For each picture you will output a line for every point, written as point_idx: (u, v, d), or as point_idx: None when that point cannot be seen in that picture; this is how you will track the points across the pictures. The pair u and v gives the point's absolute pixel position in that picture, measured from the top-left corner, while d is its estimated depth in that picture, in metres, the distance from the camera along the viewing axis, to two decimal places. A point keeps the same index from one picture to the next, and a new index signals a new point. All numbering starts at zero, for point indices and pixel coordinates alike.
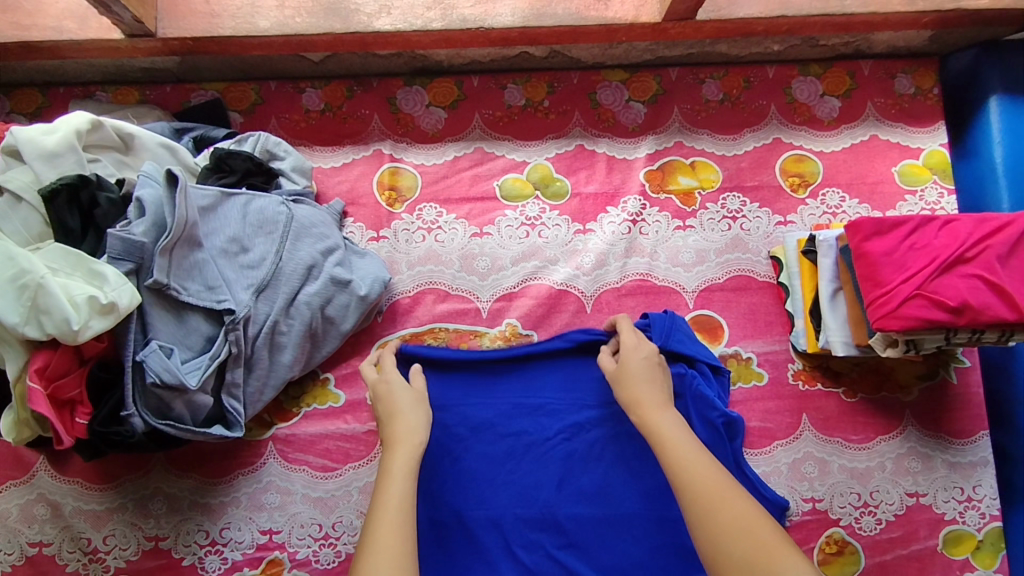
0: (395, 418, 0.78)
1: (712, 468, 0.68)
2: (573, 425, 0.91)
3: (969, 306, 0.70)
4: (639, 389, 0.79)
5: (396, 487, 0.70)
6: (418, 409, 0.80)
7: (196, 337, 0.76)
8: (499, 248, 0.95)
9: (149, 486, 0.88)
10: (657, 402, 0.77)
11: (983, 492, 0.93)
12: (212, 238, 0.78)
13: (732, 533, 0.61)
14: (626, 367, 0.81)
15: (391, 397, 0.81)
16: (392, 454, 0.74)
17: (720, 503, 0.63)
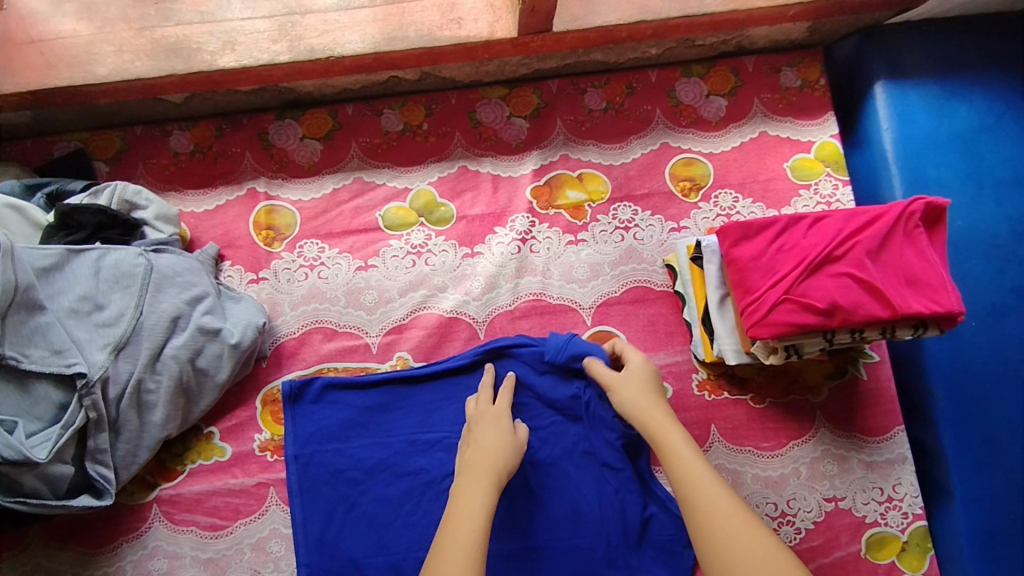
0: (487, 449, 0.78)
1: (721, 492, 0.70)
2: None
3: (839, 307, 0.67)
4: (649, 404, 0.79)
5: (469, 518, 0.70)
6: (508, 453, 0.79)
7: (45, 406, 0.73)
8: (385, 280, 0.92)
9: (28, 562, 0.83)
10: (669, 419, 0.78)
11: (904, 490, 0.89)
12: (59, 300, 0.75)
13: (750, 563, 0.63)
14: (630, 380, 0.82)
15: (493, 430, 0.81)
16: (468, 483, 0.74)
17: (736, 532, 0.66)
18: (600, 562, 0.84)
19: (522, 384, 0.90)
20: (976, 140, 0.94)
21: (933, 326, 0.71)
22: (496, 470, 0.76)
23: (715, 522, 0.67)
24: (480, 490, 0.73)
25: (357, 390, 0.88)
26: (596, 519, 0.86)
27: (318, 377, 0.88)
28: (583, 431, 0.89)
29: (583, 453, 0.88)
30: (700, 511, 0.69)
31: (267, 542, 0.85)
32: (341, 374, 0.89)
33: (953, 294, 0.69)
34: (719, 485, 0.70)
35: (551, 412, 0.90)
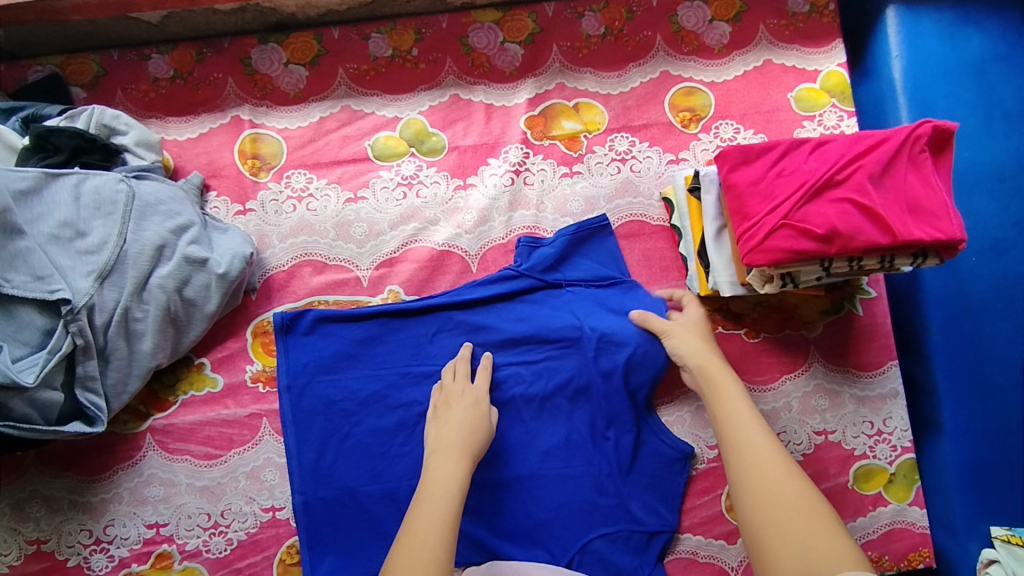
0: (462, 426, 0.79)
1: (767, 441, 0.69)
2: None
3: (838, 233, 0.65)
4: (706, 355, 0.80)
5: (440, 489, 0.71)
6: (479, 430, 0.80)
7: (31, 331, 0.72)
8: (375, 213, 0.90)
9: (24, 489, 0.84)
10: (723, 369, 0.78)
11: (894, 424, 0.90)
12: (40, 225, 0.74)
13: (786, 512, 0.62)
14: (690, 328, 0.83)
15: (470, 410, 0.81)
16: (441, 454, 0.76)
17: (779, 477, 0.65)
18: (590, 490, 0.86)
19: (517, 319, 0.89)
20: (988, 71, 0.90)
21: (933, 255, 0.70)
22: (472, 446, 0.78)
23: (758, 461, 0.67)
24: (457, 459, 0.75)
25: (350, 323, 0.88)
26: (590, 449, 0.87)
27: (309, 310, 0.87)
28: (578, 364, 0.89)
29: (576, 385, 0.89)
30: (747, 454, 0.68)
31: (261, 471, 0.86)
32: (331, 307, 0.88)
33: (955, 220, 0.68)
34: (766, 435, 0.70)
35: (545, 347, 0.89)
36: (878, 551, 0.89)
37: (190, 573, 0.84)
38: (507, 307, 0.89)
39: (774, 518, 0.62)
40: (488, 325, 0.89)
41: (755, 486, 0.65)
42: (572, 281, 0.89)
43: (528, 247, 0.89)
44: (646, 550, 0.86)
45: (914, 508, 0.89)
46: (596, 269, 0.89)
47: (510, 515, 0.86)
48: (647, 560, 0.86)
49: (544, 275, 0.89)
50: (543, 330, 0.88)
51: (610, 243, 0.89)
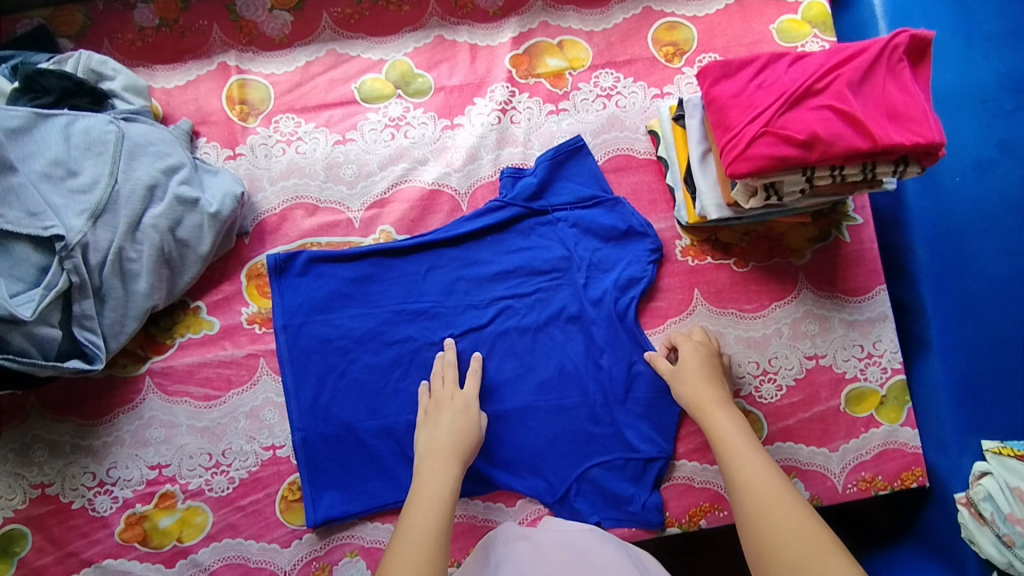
0: (453, 431, 0.79)
1: (764, 470, 0.71)
2: (462, 324, 0.89)
3: (819, 138, 0.66)
4: (699, 383, 0.81)
5: (430, 501, 0.72)
6: (469, 434, 0.80)
7: (26, 267, 0.73)
8: (364, 155, 0.91)
9: (27, 435, 0.85)
10: (717, 398, 0.79)
11: (883, 347, 0.92)
12: (31, 163, 0.74)
13: (785, 541, 0.64)
14: (688, 363, 0.84)
15: (460, 415, 0.81)
16: (434, 462, 0.76)
17: (773, 507, 0.67)
18: (585, 420, 0.88)
19: (509, 253, 0.91)
20: None
21: (914, 163, 0.72)
22: (462, 452, 0.78)
23: (753, 495, 0.69)
24: (449, 468, 0.75)
25: (343, 263, 0.89)
26: (585, 381, 0.88)
27: (302, 251, 0.88)
28: (570, 298, 0.90)
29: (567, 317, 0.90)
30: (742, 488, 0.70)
31: (261, 410, 0.87)
32: (324, 248, 0.89)
33: (934, 125, 0.69)
34: (765, 463, 0.71)
35: (536, 279, 0.90)
36: (872, 472, 0.91)
37: (194, 511, 0.85)
38: (498, 241, 0.91)
39: (776, 550, 0.64)
40: (480, 261, 0.90)
41: (755, 520, 0.67)
42: (558, 206, 0.91)
43: (512, 177, 0.90)
44: (642, 477, 0.87)
45: (906, 429, 0.91)
46: (579, 189, 0.91)
47: (506, 447, 0.87)
48: (644, 486, 0.87)
49: (530, 203, 0.90)
50: (533, 261, 0.90)
51: (590, 163, 0.91)
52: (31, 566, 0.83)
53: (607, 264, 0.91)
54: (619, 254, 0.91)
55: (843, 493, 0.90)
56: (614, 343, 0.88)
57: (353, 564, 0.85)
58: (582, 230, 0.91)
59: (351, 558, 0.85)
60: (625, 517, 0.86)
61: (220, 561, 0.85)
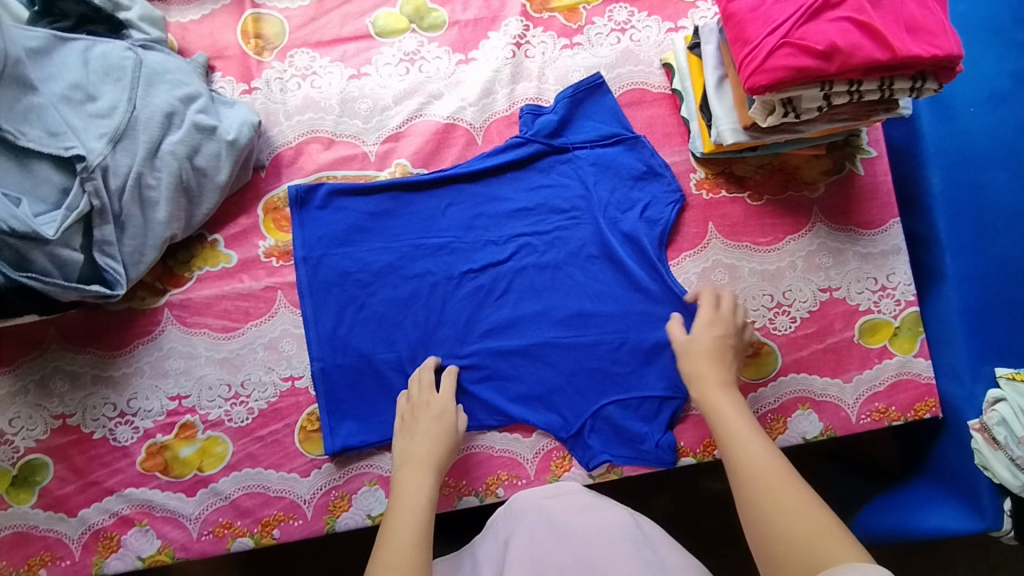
0: (429, 439, 0.78)
1: (764, 452, 0.66)
2: (482, 260, 0.89)
3: (837, 49, 0.67)
4: (709, 365, 0.79)
5: (411, 508, 0.69)
6: (447, 444, 0.78)
7: (48, 188, 0.74)
8: (379, 89, 0.91)
9: (47, 366, 0.86)
10: (719, 383, 0.77)
11: (897, 280, 0.92)
12: (51, 85, 0.75)
13: (786, 517, 0.59)
14: (699, 343, 0.81)
15: (436, 423, 0.80)
16: (411, 472, 0.74)
17: (775, 484, 0.62)
18: (601, 352, 0.88)
19: (528, 190, 0.91)
20: None
21: (931, 79, 0.72)
22: (439, 460, 0.77)
23: (751, 473, 0.64)
24: (426, 475, 0.74)
25: (363, 196, 0.89)
26: (603, 315, 0.89)
27: (321, 184, 0.88)
28: (591, 236, 0.90)
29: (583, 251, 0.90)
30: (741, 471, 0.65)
31: (279, 342, 0.88)
32: (344, 181, 0.89)
33: (951, 39, 0.69)
34: (767, 449, 0.67)
35: (555, 218, 0.91)
36: (885, 403, 0.91)
37: (215, 442, 0.86)
38: (518, 179, 0.91)
39: (776, 529, 0.58)
40: (498, 197, 0.91)
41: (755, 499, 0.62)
42: (578, 144, 0.91)
43: (531, 114, 0.91)
44: (656, 416, 0.87)
45: (919, 360, 0.91)
46: (599, 128, 0.91)
47: (523, 378, 0.88)
48: (659, 420, 0.87)
49: (551, 140, 0.91)
50: (552, 200, 0.91)
51: (610, 102, 0.91)
52: (53, 494, 0.84)
53: (628, 203, 0.91)
54: (642, 189, 0.91)
55: (857, 424, 0.90)
56: (627, 272, 0.90)
57: (373, 493, 0.86)
58: (601, 168, 0.91)
59: (371, 487, 0.86)
60: (637, 456, 0.86)
61: (241, 490, 0.85)
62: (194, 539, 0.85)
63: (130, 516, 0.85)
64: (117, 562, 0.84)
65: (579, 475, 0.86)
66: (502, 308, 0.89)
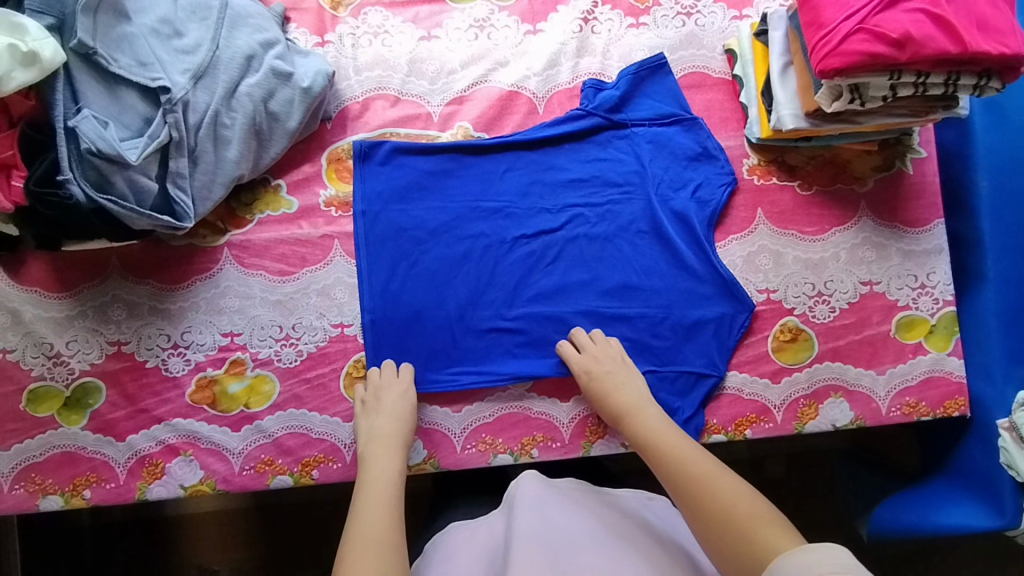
0: (394, 419, 0.82)
1: (699, 455, 0.71)
2: (536, 227, 0.91)
3: (911, 39, 0.69)
4: (608, 383, 0.83)
5: (382, 489, 0.74)
6: (408, 424, 0.83)
7: (132, 116, 0.76)
8: (447, 52, 0.93)
9: (107, 293, 0.88)
10: (640, 400, 0.82)
11: (937, 279, 0.94)
12: (143, 17, 0.78)
13: (722, 510, 0.64)
14: (591, 359, 0.85)
15: (400, 401, 0.83)
16: (379, 453, 0.79)
17: (707, 485, 0.67)
18: (644, 325, 0.90)
19: (585, 161, 0.93)
20: None
21: (996, 79, 0.74)
22: (404, 440, 0.81)
23: (686, 472, 0.69)
24: (392, 456, 0.79)
25: (424, 155, 0.91)
26: (649, 289, 0.91)
27: (385, 141, 0.91)
28: (641, 213, 0.92)
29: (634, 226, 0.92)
30: (678, 472, 0.70)
31: (332, 289, 0.90)
32: (409, 139, 0.92)
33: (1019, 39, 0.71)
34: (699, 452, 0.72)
35: (609, 191, 0.93)
36: (916, 398, 0.92)
37: (262, 380, 0.88)
38: (575, 150, 0.93)
39: (716, 520, 0.63)
40: (556, 166, 0.93)
41: (694, 507, 0.66)
42: (636, 121, 0.93)
43: (593, 88, 0.93)
44: (690, 392, 0.89)
45: (953, 358, 0.93)
46: (658, 107, 0.94)
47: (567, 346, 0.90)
48: (694, 397, 0.89)
49: (610, 115, 0.93)
50: (608, 172, 0.93)
51: (669, 82, 0.94)
52: (103, 418, 0.86)
53: (680, 182, 0.93)
54: (694, 168, 0.93)
55: (887, 416, 0.92)
56: (672, 250, 0.91)
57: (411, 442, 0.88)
58: (657, 147, 0.93)
59: None
60: None
61: (284, 429, 0.88)
62: (236, 473, 0.87)
63: (175, 446, 0.87)
64: (160, 489, 0.86)
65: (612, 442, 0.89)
66: (551, 273, 0.91)
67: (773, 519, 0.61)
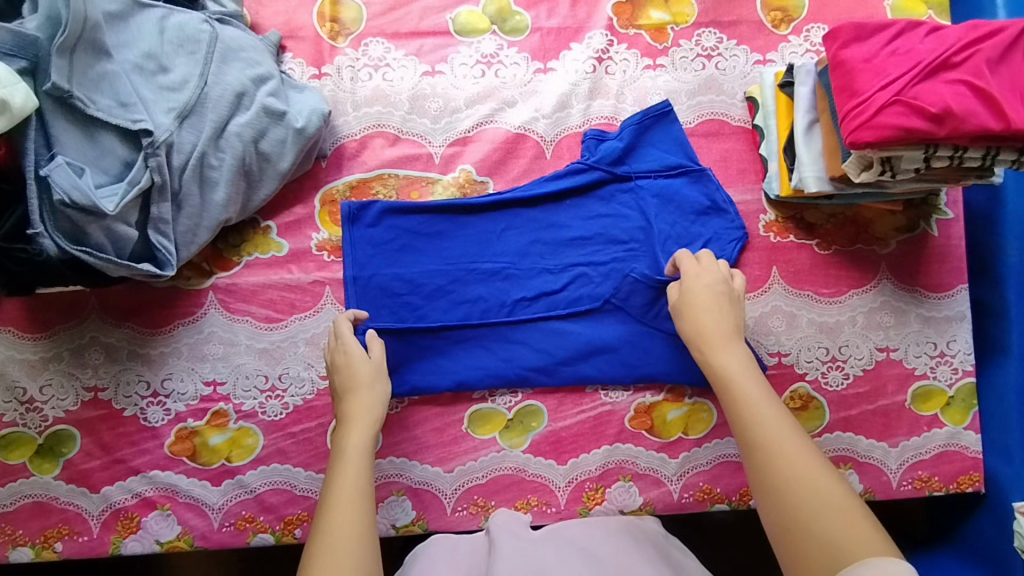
0: (357, 390, 0.74)
1: (783, 418, 0.62)
2: (537, 289, 0.86)
3: (951, 113, 0.64)
4: (701, 315, 0.73)
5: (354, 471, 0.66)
6: (376, 385, 0.75)
7: (111, 160, 0.71)
8: (451, 89, 0.88)
9: (84, 336, 0.84)
10: (731, 334, 0.72)
11: (957, 347, 0.89)
12: (125, 53, 0.73)
13: (809, 499, 0.56)
14: (692, 292, 0.76)
15: (356, 366, 0.75)
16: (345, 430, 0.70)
17: (787, 459, 0.59)
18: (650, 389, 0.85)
19: (587, 219, 0.88)
20: None
21: None
22: (371, 405, 0.73)
23: (768, 439, 0.61)
24: (364, 429, 0.70)
25: (415, 215, 0.86)
26: (654, 351, 0.85)
27: (375, 202, 0.85)
28: (648, 267, 0.86)
29: (648, 284, 0.85)
30: (757, 434, 0.62)
31: (321, 339, 0.85)
32: (398, 201, 0.86)
33: None
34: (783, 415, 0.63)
35: (612, 249, 0.87)
36: (929, 472, 0.88)
37: (246, 433, 0.84)
38: (577, 206, 0.88)
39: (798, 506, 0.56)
40: (557, 224, 0.87)
41: (767, 481, 0.59)
42: (641, 173, 0.88)
43: (595, 139, 0.87)
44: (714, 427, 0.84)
45: (969, 432, 0.89)
46: (663, 157, 0.88)
47: (566, 411, 0.86)
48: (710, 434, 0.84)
49: (613, 168, 0.87)
50: (611, 230, 0.87)
51: (676, 130, 0.88)
52: (77, 468, 0.82)
53: (688, 238, 0.87)
54: (708, 222, 0.88)
55: (898, 489, 0.88)
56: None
57: (399, 503, 0.84)
58: (663, 201, 0.88)
59: (398, 497, 0.84)
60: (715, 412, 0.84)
61: (267, 485, 0.84)
62: (215, 530, 0.83)
63: (153, 499, 0.83)
64: (135, 544, 0.82)
65: (610, 508, 0.85)
66: (553, 342, 0.85)
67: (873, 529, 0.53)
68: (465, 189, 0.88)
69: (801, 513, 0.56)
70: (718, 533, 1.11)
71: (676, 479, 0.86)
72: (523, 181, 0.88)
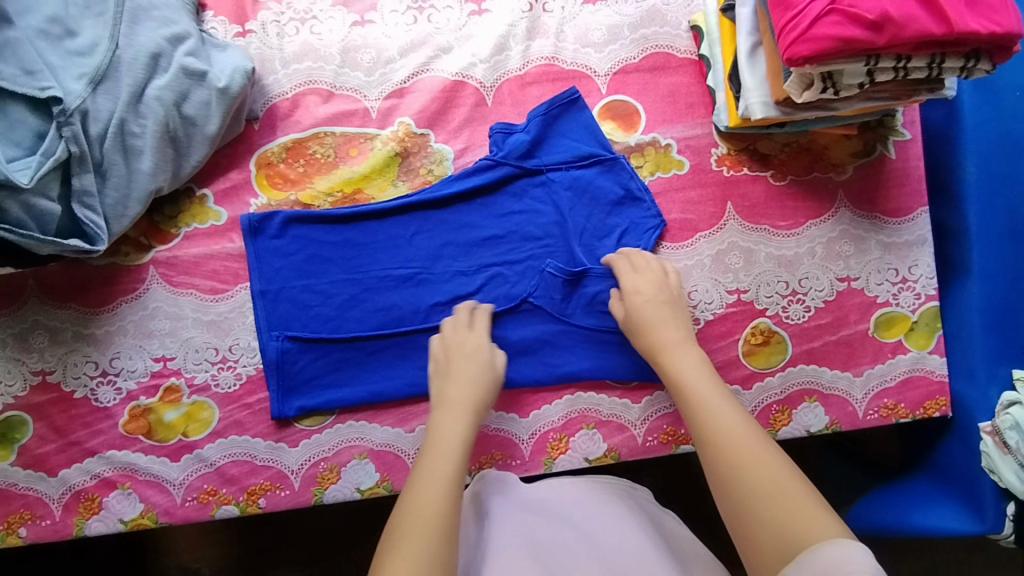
0: (466, 379, 0.75)
1: (734, 418, 0.66)
2: (450, 292, 0.83)
3: (889, 19, 0.61)
4: (662, 332, 0.77)
5: (442, 459, 0.68)
6: (486, 374, 0.77)
7: (23, 131, 0.69)
8: (383, 38, 0.86)
9: (27, 320, 0.82)
10: (681, 341, 0.76)
11: (920, 272, 0.87)
12: (27, 18, 0.70)
13: (756, 492, 0.59)
14: (646, 305, 0.78)
15: (472, 360, 0.77)
16: (445, 415, 0.72)
17: (741, 461, 0.62)
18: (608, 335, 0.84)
19: (499, 216, 0.85)
20: None
21: (986, 60, 0.66)
22: (475, 398, 0.75)
23: (721, 445, 0.64)
24: (464, 416, 0.73)
25: (320, 224, 0.83)
26: (575, 348, 0.84)
27: (277, 211, 0.82)
28: (566, 260, 0.84)
29: (565, 280, 0.83)
30: (711, 439, 0.65)
31: None
32: (303, 207, 0.83)
33: (1014, 15, 0.63)
34: (734, 413, 0.67)
35: (527, 246, 0.84)
36: (894, 399, 0.87)
37: (201, 407, 0.83)
38: (488, 204, 0.85)
39: (747, 500, 0.59)
40: (468, 224, 0.84)
41: (722, 482, 0.62)
42: (552, 165, 0.85)
43: (501, 133, 0.84)
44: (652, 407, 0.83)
45: (933, 357, 0.87)
46: (575, 147, 0.85)
47: None
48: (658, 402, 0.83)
49: (522, 162, 0.84)
50: (524, 226, 0.84)
51: (586, 117, 0.85)
52: (33, 453, 0.81)
53: (604, 230, 0.85)
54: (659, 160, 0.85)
55: (864, 419, 0.87)
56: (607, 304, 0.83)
57: (362, 466, 0.82)
58: (577, 192, 0.85)
59: (360, 460, 0.82)
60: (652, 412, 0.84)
61: (227, 457, 0.82)
62: (178, 505, 0.82)
63: (112, 479, 0.82)
64: (99, 524, 0.81)
65: (575, 459, 0.83)
66: None
67: (819, 508, 0.56)
68: (405, 143, 0.85)
69: (750, 508, 0.59)
70: (699, 480, 1.11)
71: (640, 423, 0.84)
72: (464, 131, 0.85)
